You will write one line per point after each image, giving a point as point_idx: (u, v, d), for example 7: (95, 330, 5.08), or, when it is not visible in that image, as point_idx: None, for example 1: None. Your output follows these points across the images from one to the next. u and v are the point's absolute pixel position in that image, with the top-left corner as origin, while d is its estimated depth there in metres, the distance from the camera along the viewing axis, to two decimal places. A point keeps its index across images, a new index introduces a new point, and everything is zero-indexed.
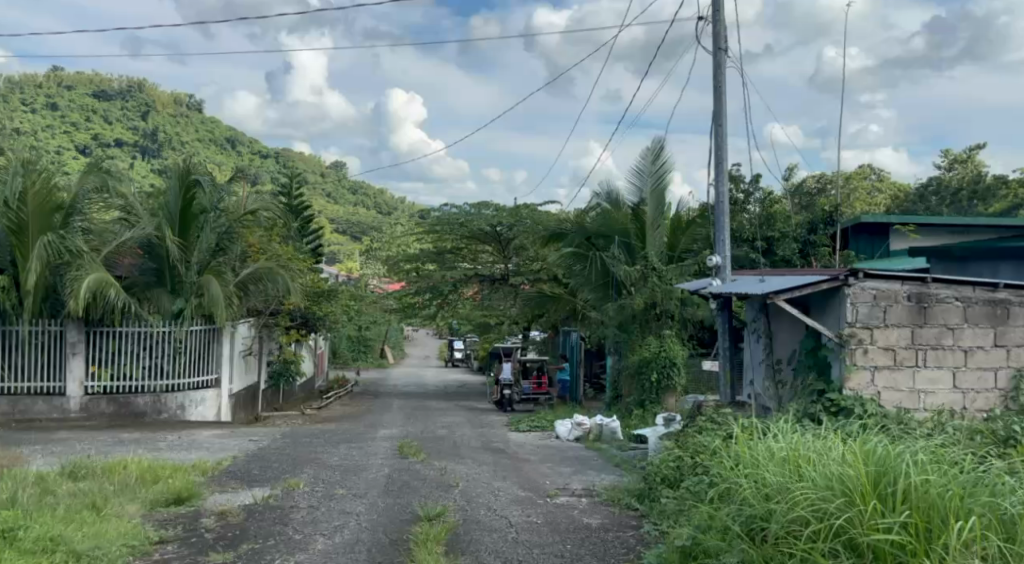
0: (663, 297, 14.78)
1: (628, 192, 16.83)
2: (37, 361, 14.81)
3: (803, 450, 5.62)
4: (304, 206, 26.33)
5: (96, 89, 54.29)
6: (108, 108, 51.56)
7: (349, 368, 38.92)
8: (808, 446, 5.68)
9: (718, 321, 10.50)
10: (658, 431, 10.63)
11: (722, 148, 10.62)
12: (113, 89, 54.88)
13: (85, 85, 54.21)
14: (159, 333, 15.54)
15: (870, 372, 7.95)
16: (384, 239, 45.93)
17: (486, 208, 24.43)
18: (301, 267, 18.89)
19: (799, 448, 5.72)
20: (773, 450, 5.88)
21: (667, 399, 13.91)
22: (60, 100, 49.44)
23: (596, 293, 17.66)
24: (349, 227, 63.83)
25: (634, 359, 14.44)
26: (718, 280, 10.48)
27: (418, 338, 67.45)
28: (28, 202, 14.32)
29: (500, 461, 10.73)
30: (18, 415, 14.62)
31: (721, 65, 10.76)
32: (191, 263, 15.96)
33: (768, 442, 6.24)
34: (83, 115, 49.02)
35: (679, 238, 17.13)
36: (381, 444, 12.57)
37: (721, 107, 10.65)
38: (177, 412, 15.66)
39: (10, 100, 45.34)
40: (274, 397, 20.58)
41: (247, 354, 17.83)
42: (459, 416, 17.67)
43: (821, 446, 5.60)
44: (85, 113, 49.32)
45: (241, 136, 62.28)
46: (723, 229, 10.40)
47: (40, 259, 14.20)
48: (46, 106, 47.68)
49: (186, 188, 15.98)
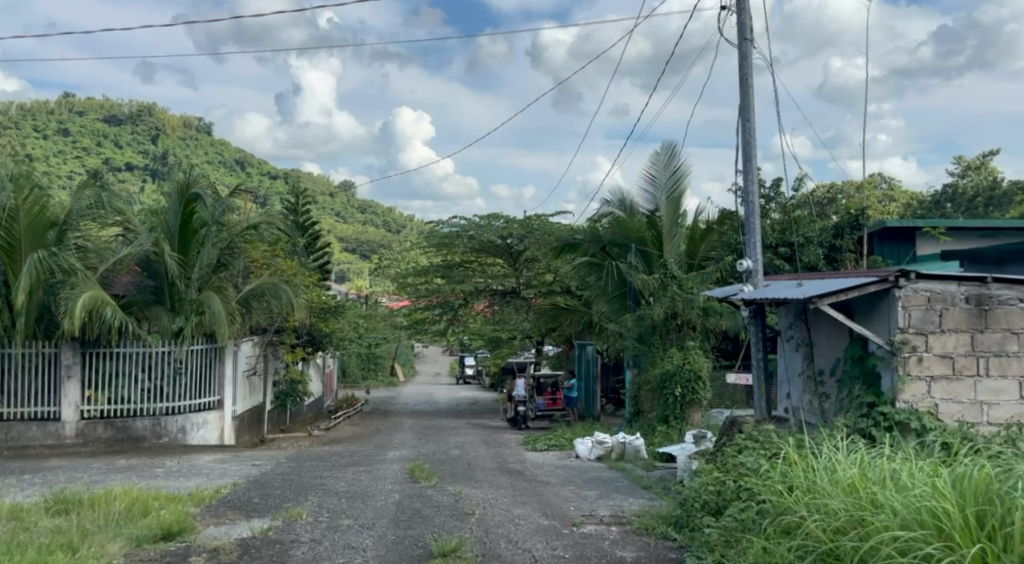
0: (684, 308, 14.09)
1: (643, 201, 16.28)
2: (31, 386, 14.15)
3: (880, 480, 4.89)
4: (310, 221, 25.72)
5: (108, 114, 54.14)
6: (119, 133, 51.42)
7: (359, 387, 38.30)
8: (882, 474, 4.97)
9: (750, 330, 9.74)
10: (687, 449, 9.92)
11: (750, 145, 9.93)
12: (125, 114, 54.99)
13: (95, 112, 53.77)
14: (157, 354, 14.86)
15: (926, 383, 7.20)
16: (393, 257, 45.37)
17: (496, 220, 23.80)
18: (306, 283, 18.21)
19: (872, 476, 5.01)
20: (840, 478, 5.14)
21: (693, 415, 13.15)
22: (73, 127, 49.44)
23: (612, 304, 16.87)
24: (359, 245, 63.40)
25: (657, 372, 13.69)
26: (749, 286, 9.79)
27: (429, 356, 66.82)
28: (18, 220, 13.79)
29: (518, 485, 10.00)
30: (11, 443, 13.95)
31: (746, 56, 10.08)
32: (191, 280, 15.37)
33: (832, 466, 5.52)
34: (94, 140, 48.82)
35: (698, 245, 16.43)
36: (391, 467, 11.88)
37: (748, 101, 9.97)
38: (178, 436, 14.99)
39: (21, 127, 45.33)
40: (281, 419, 19.88)
41: (251, 374, 17.16)
42: (471, 435, 16.95)
43: (899, 473, 4.89)
44: (98, 138, 49.20)
45: (250, 158, 62.06)
46: (754, 232, 9.68)
47: (31, 277, 13.56)
48: (57, 133, 47.64)
49: (184, 202, 15.41)
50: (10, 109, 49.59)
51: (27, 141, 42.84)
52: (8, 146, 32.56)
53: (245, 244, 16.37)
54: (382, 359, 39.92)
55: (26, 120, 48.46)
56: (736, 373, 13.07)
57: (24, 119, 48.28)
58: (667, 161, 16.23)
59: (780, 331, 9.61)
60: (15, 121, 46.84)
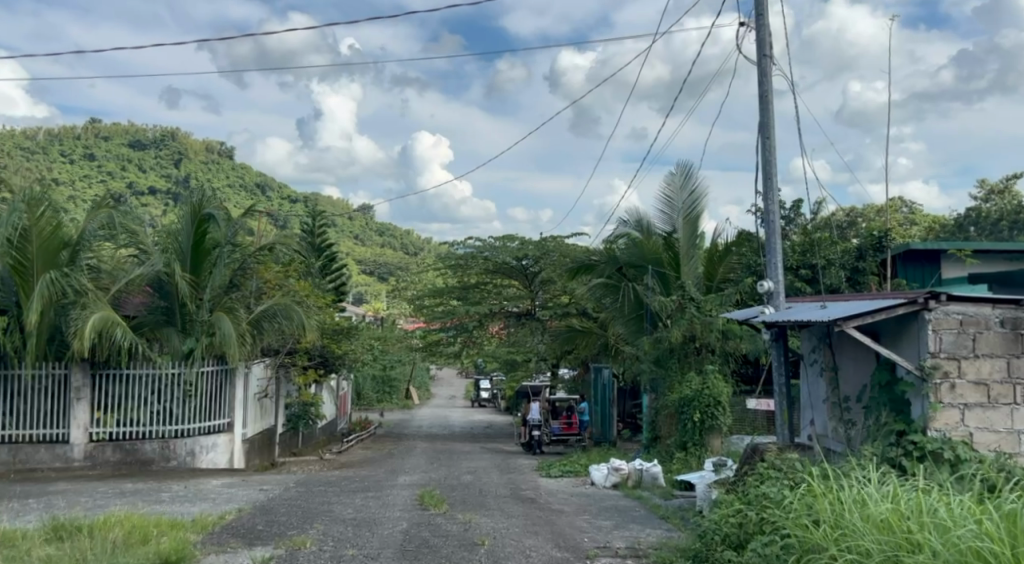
0: (703, 331, 13.77)
1: (661, 222, 16.00)
2: (40, 408, 13.96)
3: (924, 516, 4.57)
4: (326, 243, 25.55)
5: (132, 139, 55.19)
6: (142, 157, 51.79)
7: (374, 410, 38.04)
8: (926, 509, 4.66)
9: (772, 353, 9.39)
10: (707, 478, 9.58)
11: (771, 163, 9.64)
12: (147, 138, 55.52)
13: (121, 136, 55.38)
14: (167, 376, 14.68)
15: (959, 411, 6.85)
16: (409, 279, 45.20)
17: (511, 241, 23.61)
18: (318, 304, 18.00)
19: (914, 510, 4.69)
20: (875, 513, 4.81)
21: (712, 441, 12.77)
22: (97, 151, 49.98)
23: (629, 326, 16.47)
24: (377, 268, 63.36)
25: (674, 397, 13.33)
26: (771, 307, 9.46)
27: (446, 379, 66.47)
28: (30, 240, 13.62)
29: (531, 513, 9.67)
30: (19, 465, 13.76)
31: (766, 73, 9.80)
32: (202, 301, 15.19)
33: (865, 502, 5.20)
34: (118, 163, 49.19)
35: (716, 267, 16.08)
36: (402, 493, 11.58)
37: (768, 118, 9.69)
38: (187, 459, 14.74)
39: (46, 150, 45.82)
40: (293, 441, 19.61)
41: (261, 396, 16.93)
42: (485, 460, 16.61)
43: (947, 510, 4.57)
44: (121, 161, 49.66)
45: (269, 181, 62.35)
46: (775, 252, 9.36)
47: (41, 297, 13.37)
48: (81, 157, 48.12)
49: (198, 222, 15.19)
50: (37, 134, 50.33)
51: (52, 165, 43.30)
52: (32, 169, 32.86)
53: (257, 265, 16.18)
54: (398, 382, 39.65)
55: (51, 144, 49.05)
56: (757, 398, 12.70)
57: (49, 144, 48.87)
58: (683, 182, 16.01)
59: (803, 355, 9.25)
60: (41, 145, 47.46)
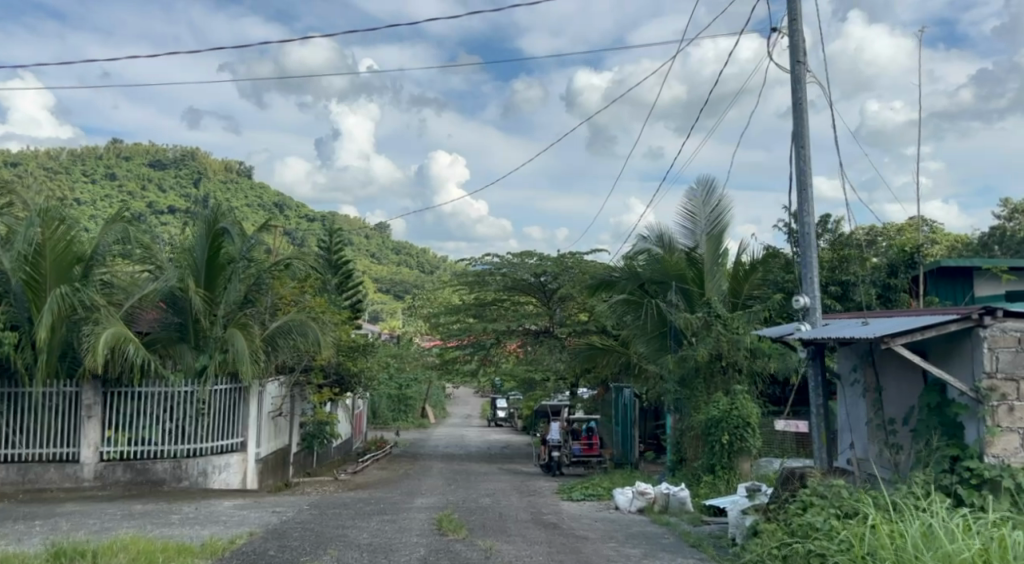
0: (730, 349, 13.36)
1: (683, 238, 15.68)
2: (50, 427, 13.65)
3: None
4: (343, 260, 25.23)
5: (152, 159, 55.60)
6: (163, 177, 51.97)
7: (389, 428, 37.67)
8: (1012, 557, 4.55)
9: (809, 372, 8.94)
10: (739, 503, 9.12)
11: (806, 173, 9.22)
12: (167, 158, 55.79)
13: (141, 156, 55.82)
14: (179, 394, 14.28)
15: (1019, 435, 6.39)
16: (425, 297, 44.89)
17: (529, 257, 23.30)
18: (334, 321, 17.64)
19: (998, 556, 4.57)
20: (956, 555, 4.62)
21: (741, 464, 12.29)
22: (118, 170, 50.31)
23: (651, 344, 15.98)
24: (393, 286, 63.15)
25: (701, 418, 12.86)
26: (807, 324, 9.03)
27: (461, 398, 66.04)
28: (44, 255, 13.37)
29: (554, 540, 9.23)
30: (28, 485, 13.44)
31: (800, 80, 9.37)
32: (216, 317, 14.88)
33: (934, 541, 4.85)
34: (139, 182, 49.38)
35: (742, 284, 15.61)
36: (418, 517, 11.17)
37: (802, 126, 9.28)
38: (199, 479, 14.35)
39: (68, 171, 46.17)
40: (308, 460, 19.22)
41: (276, 415, 16.57)
42: (504, 482, 16.18)
43: None
44: (142, 180, 49.85)
45: (287, 200, 62.48)
46: (811, 265, 8.94)
47: (52, 312, 13.08)
48: (104, 177, 48.42)
49: (212, 236, 14.89)
50: (61, 156, 50.82)
51: (73, 184, 43.49)
52: (56, 187, 32.99)
53: (273, 279, 15.86)
54: (414, 401, 39.31)
55: (72, 164, 49.35)
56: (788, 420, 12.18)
57: (71, 164, 49.18)
58: (706, 197, 15.60)
59: (841, 374, 8.79)
60: (63, 165, 47.78)
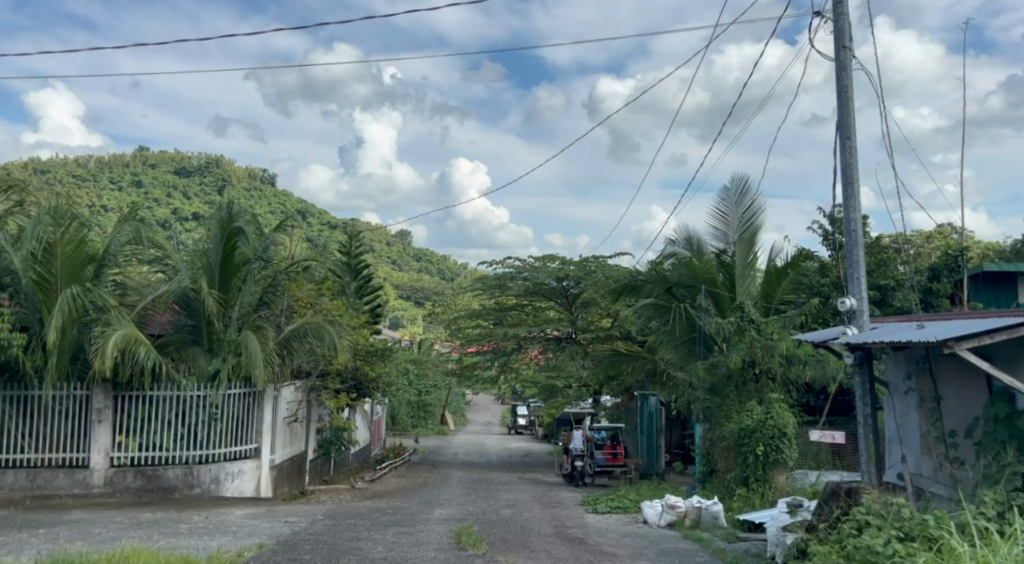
0: (764, 356, 12.77)
1: (713, 239, 15.12)
2: (59, 431, 13.24)
3: None
4: (363, 265, 24.82)
5: (177, 166, 55.71)
6: (187, 183, 51.98)
7: (408, 435, 37.26)
8: None
9: (856, 379, 8.30)
10: (780, 520, 8.53)
11: (852, 165, 8.61)
12: (192, 166, 55.97)
13: (166, 164, 55.97)
14: (191, 398, 13.81)
15: None
16: (446, 303, 44.50)
17: (551, 261, 22.80)
18: (352, 324, 17.14)
19: None
20: None
21: (777, 476, 11.67)
22: (144, 177, 50.46)
23: (679, 351, 15.29)
24: (413, 292, 62.87)
25: (733, 428, 12.24)
26: (853, 328, 8.41)
27: (481, 404, 65.52)
28: (54, 255, 12.98)
29: (582, 556, 8.68)
30: (36, 491, 13.02)
31: (846, 67, 8.72)
32: (230, 320, 14.40)
33: None
34: (164, 188, 49.44)
35: (775, 287, 14.98)
36: (437, 529, 10.64)
37: (848, 117, 8.65)
38: (212, 487, 13.79)
39: (94, 179, 46.32)
40: (324, 467, 18.72)
41: (291, 421, 16.10)
42: (525, 492, 15.64)
43: None
44: (166, 187, 49.85)
45: (309, 206, 62.38)
46: (858, 265, 8.32)
47: (62, 313, 12.64)
48: (130, 185, 48.58)
49: (227, 236, 14.41)
50: (88, 162, 51.01)
51: (99, 191, 43.56)
52: (82, 191, 32.94)
53: (289, 281, 15.36)
54: (433, 407, 38.86)
55: (99, 171, 49.61)
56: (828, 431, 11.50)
57: (98, 170, 49.41)
58: (738, 198, 14.97)
59: (892, 381, 8.15)
60: (90, 173, 47.95)
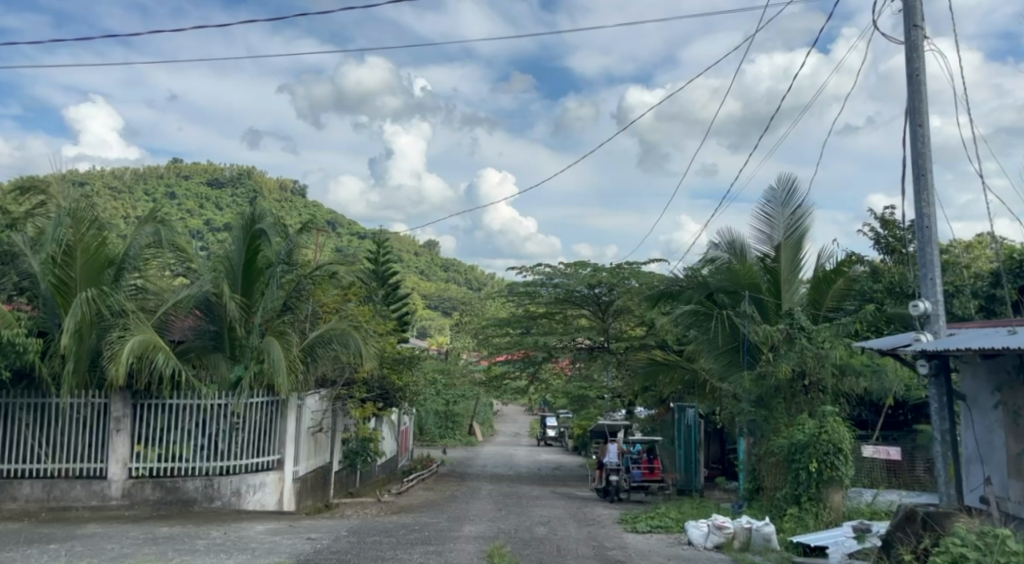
0: (815, 366, 12.00)
1: (757, 243, 14.38)
2: (77, 440, 12.74)
3: None
4: (390, 272, 24.28)
5: (210, 178, 55.82)
6: (220, 194, 52.03)
7: (436, 446, 36.65)
8: None
9: (931, 391, 7.60)
10: (849, 545, 8.20)
11: (923, 155, 7.84)
12: (224, 178, 56.13)
13: (199, 175, 56.14)
14: (212, 407, 13.20)
15: None
16: (475, 314, 43.94)
17: (584, 267, 22.09)
18: (379, 331, 16.54)
19: None
20: None
21: (832, 495, 10.88)
22: (177, 188, 50.60)
23: (721, 361, 14.46)
24: (442, 303, 62.40)
25: (784, 443, 11.49)
26: (928, 334, 7.65)
27: (510, 415, 64.75)
28: (75, 257, 12.50)
29: None
30: (53, 503, 12.50)
31: (917, 47, 7.97)
32: (252, 326, 13.82)
33: None
34: (196, 200, 49.46)
35: (824, 295, 14.23)
36: (467, 549, 9.95)
37: (920, 102, 7.90)
38: (232, 499, 13.17)
39: (127, 189, 46.44)
40: (350, 480, 18.11)
41: (316, 431, 15.51)
42: (559, 508, 14.94)
43: None
44: (200, 199, 49.92)
45: (339, 216, 62.22)
46: (933, 265, 7.57)
47: (78, 318, 12.14)
48: (164, 195, 48.68)
49: (250, 238, 13.85)
50: (122, 171, 51.11)
51: (134, 200, 43.58)
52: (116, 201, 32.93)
53: (314, 285, 14.78)
54: (462, 417, 38.24)
55: (135, 182, 49.83)
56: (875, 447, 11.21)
57: (133, 181, 49.62)
58: (785, 200, 14.19)
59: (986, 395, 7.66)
60: (125, 183, 48.03)
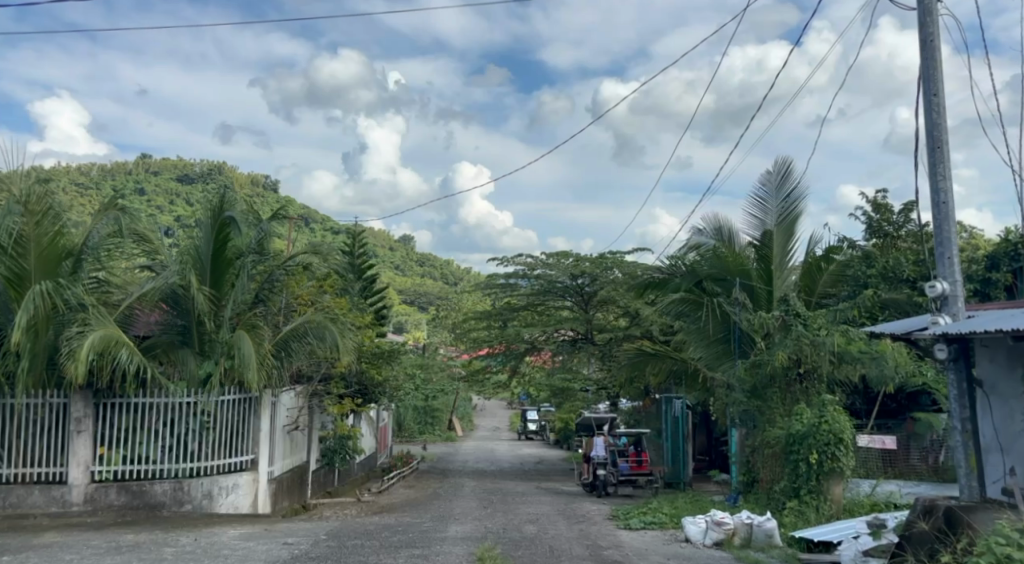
0: (812, 354, 11.53)
1: (748, 229, 13.87)
2: (35, 443, 12.03)
3: None
4: (366, 265, 23.62)
5: (180, 173, 54.71)
6: (190, 190, 51.02)
7: (415, 443, 36.04)
8: None
9: (950, 377, 7.20)
10: (863, 541, 7.83)
11: (938, 126, 7.37)
12: (195, 174, 55.11)
13: (169, 171, 55.02)
14: (180, 406, 12.55)
15: None
16: (453, 307, 43.36)
17: (567, 257, 21.55)
18: (357, 324, 15.93)
19: None
20: None
21: (833, 487, 10.43)
22: (147, 185, 49.50)
23: (711, 350, 13.98)
24: (418, 297, 61.68)
25: (781, 433, 11.05)
26: (945, 316, 7.23)
27: (489, 409, 64.13)
28: (27, 248, 11.80)
29: None
30: (9, 510, 11.79)
31: (931, 11, 7.49)
32: (222, 320, 13.12)
33: None
34: (166, 196, 48.37)
35: (816, 280, 13.83)
36: (455, 552, 9.40)
37: (934, 70, 7.44)
38: (203, 503, 12.52)
39: (94, 186, 45.33)
40: (328, 479, 17.52)
41: (292, 429, 14.88)
42: (545, 505, 14.41)
43: None
44: (170, 195, 48.88)
45: (312, 210, 61.29)
46: (951, 244, 7.12)
47: (32, 313, 11.39)
48: (133, 191, 47.57)
49: (218, 227, 13.13)
50: (90, 168, 49.97)
51: (102, 196, 42.51)
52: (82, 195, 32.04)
53: (288, 277, 14.10)
54: (440, 412, 37.63)
55: (103, 179, 48.68)
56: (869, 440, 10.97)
57: (101, 178, 48.47)
58: (777, 183, 13.69)
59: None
60: (92, 179, 46.86)
